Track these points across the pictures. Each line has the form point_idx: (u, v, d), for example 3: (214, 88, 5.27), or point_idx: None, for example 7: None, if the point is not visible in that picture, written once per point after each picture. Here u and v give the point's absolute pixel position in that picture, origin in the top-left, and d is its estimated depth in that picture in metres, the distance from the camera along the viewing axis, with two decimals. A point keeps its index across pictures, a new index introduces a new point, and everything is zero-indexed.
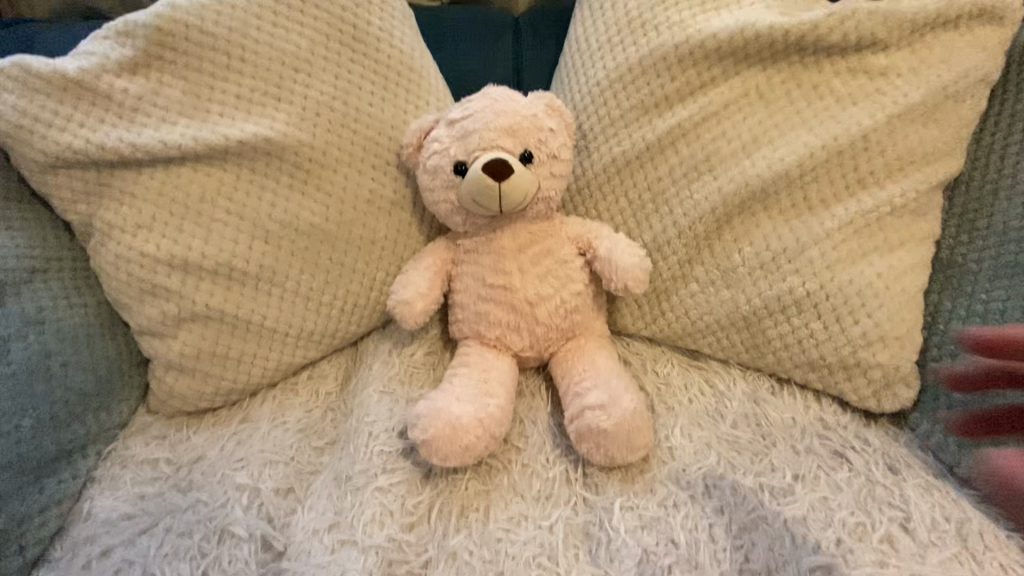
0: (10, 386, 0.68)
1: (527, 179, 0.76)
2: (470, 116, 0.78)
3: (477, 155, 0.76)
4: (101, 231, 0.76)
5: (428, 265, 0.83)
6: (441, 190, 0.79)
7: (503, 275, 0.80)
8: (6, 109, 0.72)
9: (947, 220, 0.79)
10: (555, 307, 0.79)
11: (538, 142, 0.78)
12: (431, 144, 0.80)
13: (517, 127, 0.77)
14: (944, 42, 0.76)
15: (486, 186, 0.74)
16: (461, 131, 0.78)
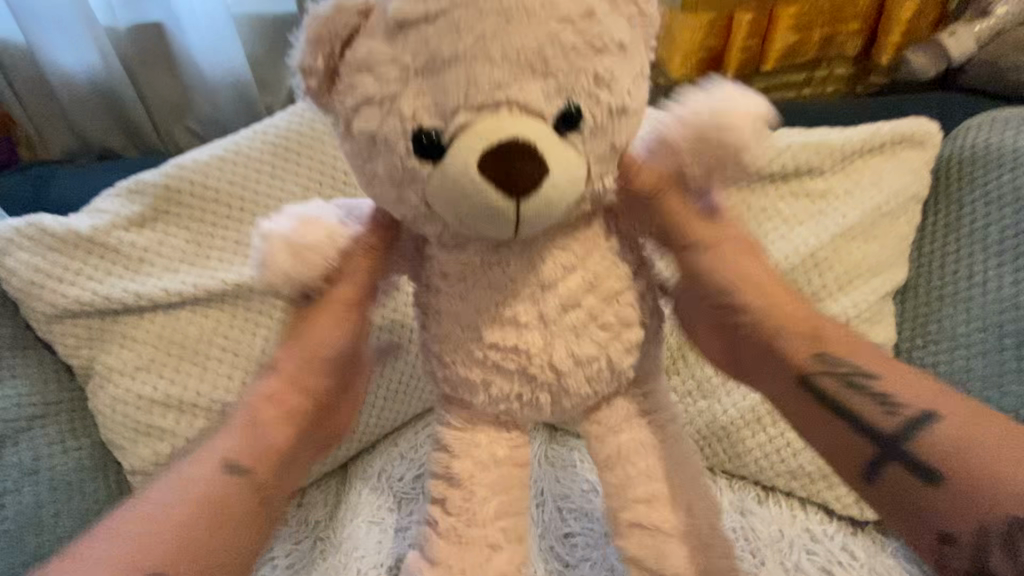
0: (8, 539, 0.72)
1: (560, 163, 0.47)
2: (445, 13, 0.45)
3: (461, 118, 0.46)
4: (100, 375, 0.79)
5: (303, 233, 0.55)
6: (394, 188, 0.51)
7: (513, 328, 0.57)
8: (20, 267, 0.77)
9: (902, 325, 0.84)
10: (587, 373, 0.59)
11: (588, 84, 0.48)
12: (360, 74, 0.48)
13: (544, 52, 0.46)
14: (874, 167, 0.85)
15: (485, 189, 0.46)
16: (422, 52, 0.45)
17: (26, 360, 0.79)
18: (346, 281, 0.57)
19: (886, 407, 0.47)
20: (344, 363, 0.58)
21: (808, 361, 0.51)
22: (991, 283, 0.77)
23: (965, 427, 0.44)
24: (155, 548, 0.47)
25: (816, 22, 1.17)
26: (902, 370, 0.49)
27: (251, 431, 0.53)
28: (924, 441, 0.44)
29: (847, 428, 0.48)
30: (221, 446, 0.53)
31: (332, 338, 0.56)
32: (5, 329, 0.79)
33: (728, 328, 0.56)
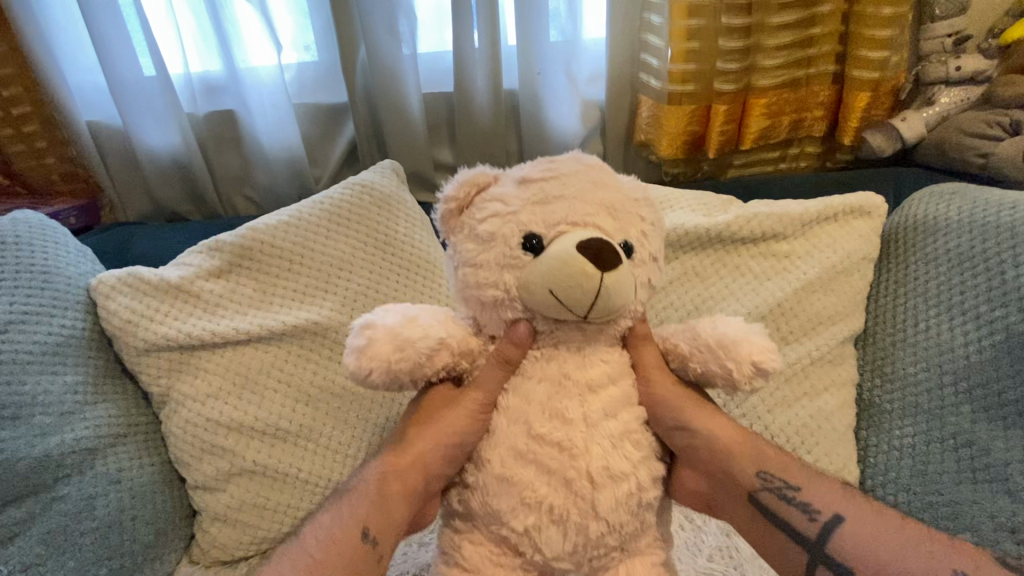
0: (93, 539, 0.83)
1: (629, 282, 0.63)
2: (557, 179, 0.67)
3: (558, 232, 0.63)
4: (175, 401, 0.94)
5: (436, 323, 0.68)
6: (495, 270, 0.64)
7: (562, 424, 0.63)
8: (119, 308, 0.94)
9: (863, 366, 0.98)
10: (619, 491, 0.62)
11: (640, 234, 0.67)
12: (490, 202, 0.67)
13: (615, 206, 0.66)
14: (830, 232, 1.01)
15: (579, 266, 0.59)
16: (541, 193, 0.65)
17: (113, 386, 0.94)
18: (478, 386, 0.68)
19: (809, 515, 0.70)
20: (461, 457, 0.69)
21: (758, 482, 0.72)
22: (932, 329, 0.90)
23: (880, 536, 0.67)
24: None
25: (784, 110, 1.37)
26: (819, 485, 0.72)
27: (379, 499, 0.71)
28: (834, 540, 0.68)
29: (778, 528, 0.71)
30: (360, 511, 0.71)
31: (461, 433, 0.67)
32: (100, 360, 0.93)
33: (707, 463, 0.71)
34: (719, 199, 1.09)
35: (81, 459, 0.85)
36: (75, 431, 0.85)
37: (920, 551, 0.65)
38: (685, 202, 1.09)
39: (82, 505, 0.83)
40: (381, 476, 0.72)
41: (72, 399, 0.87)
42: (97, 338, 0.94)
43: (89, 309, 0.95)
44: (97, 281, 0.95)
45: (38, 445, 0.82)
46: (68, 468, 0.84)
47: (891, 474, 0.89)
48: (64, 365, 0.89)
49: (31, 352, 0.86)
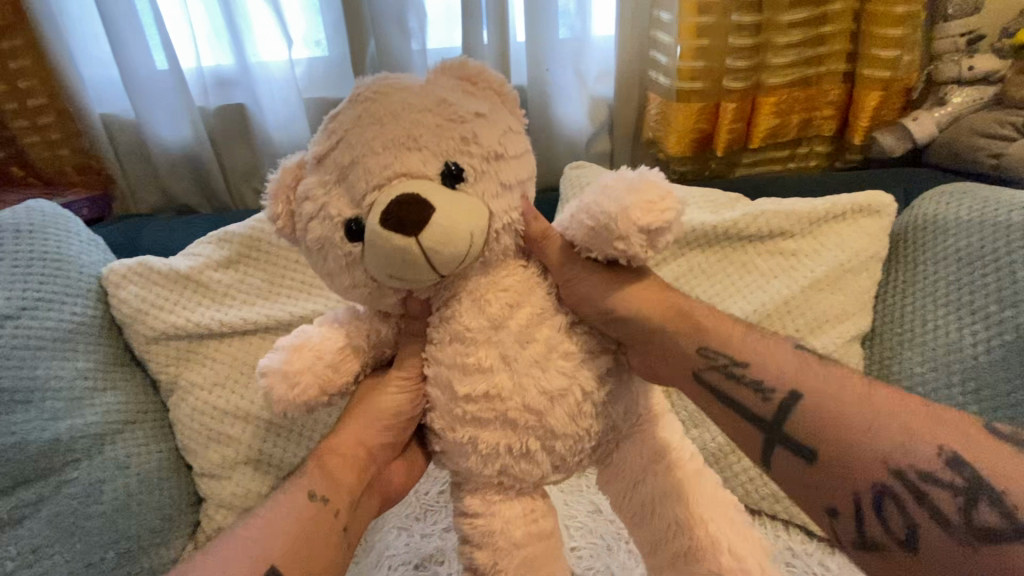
0: (101, 523, 0.84)
1: (460, 211, 0.56)
2: (342, 138, 0.60)
3: (370, 201, 0.57)
4: (183, 389, 0.95)
5: (328, 336, 0.67)
6: (344, 273, 0.61)
7: (480, 374, 0.60)
8: (129, 296, 0.95)
9: (870, 365, 0.97)
10: (567, 405, 0.59)
11: (460, 142, 0.59)
12: (303, 200, 0.61)
13: (415, 132, 0.58)
14: (837, 231, 1.00)
15: (390, 242, 0.54)
16: (334, 169, 0.59)
17: (122, 374, 0.95)
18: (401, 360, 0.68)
19: (763, 395, 0.60)
20: (403, 424, 0.71)
21: (697, 359, 0.64)
22: (941, 329, 0.90)
23: (842, 412, 0.56)
24: (273, 547, 0.63)
25: (793, 109, 1.36)
26: (769, 354, 0.63)
27: (322, 472, 0.70)
28: (792, 422, 0.58)
29: (736, 412, 0.62)
30: (302, 481, 0.70)
31: (393, 406, 0.69)
32: (110, 348, 0.95)
33: (649, 344, 0.64)
34: (726, 197, 1.09)
35: (91, 444, 0.86)
36: (85, 416, 0.87)
37: (893, 429, 0.54)
38: (692, 198, 1.09)
39: (90, 489, 0.84)
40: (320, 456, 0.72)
41: (82, 385, 0.88)
42: (107, 326, 0.96)
43: (99, 298, 0.96)
44: (107, 270, 0.96)
45: (49, 430, 0.83)
46: (78, 452, 0.85)
47: None
48: (75, 351, 0.90)
49: (43, 337, 0.87)
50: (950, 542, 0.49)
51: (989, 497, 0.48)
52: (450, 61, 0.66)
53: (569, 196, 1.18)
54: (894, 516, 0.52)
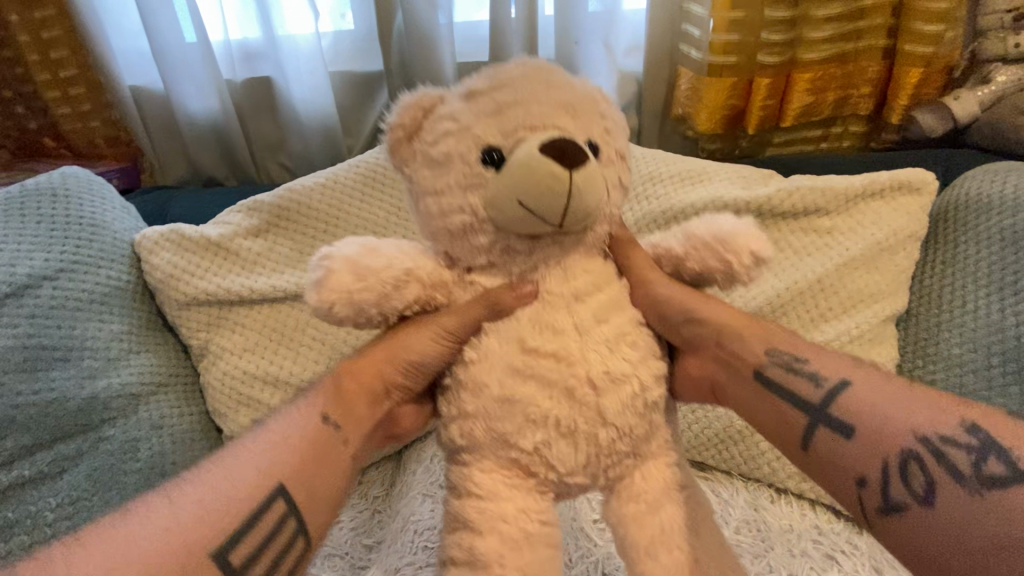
0: (138, 479, 0.86)
1: (599, 177, 0.59)
2: (510, 83, 0.61)
3: (522, 137, 0.58)
4: (213, 354, 0.96)
5: (401, 252, 0.64)
6: (456, 194, 0.60)
7: (551, 335, 0.59)
8: (162, 262, 0.96)
9: (904, 347, 0.95)
10: (625, 393, 0.59)
11: (602, 130, 0.63)
12: (443, 122, 0.62)
13: (575, 104, 0.61)
14: (874, 209, 0.97)
15: (547, 168, 0.55)
16: (492, 104, 0.60)
17: (155, 338, 0.97)
18: (449, 312, 0.63)
19: (816, 382, 0.61)
20: (426, 375, 0.66)
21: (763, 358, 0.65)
22: (981, 311, 0.87)
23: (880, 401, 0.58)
24: (285, 464, 0.60)
25: (829, 86, 1.32)
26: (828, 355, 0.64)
27: (339, 396, 0.67)
28: (837, 401, 0.59)
29: (787, 399, 0.62)
30: (318, 401, 0.66)
31: (423, 356, 0.64)
32: (143, 312, 0.96)
33: (717, 352, 0.68)
34: (758, 174, 1.06)
35: (126, 404, 0.88)
36: (121, 376, 0.89)
37: (926, 407, 0.54)
38: (725, 174, 1.06)
39: (127, 446, 0.87)
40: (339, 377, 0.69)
41: (117, 347, 0.90)
42: (140, 290, 0.97)
43: (133, 263, 0.98)
44: (140, 236, 0.97)
45: (86, 387, 0.85)
46: (115, 411, 0.87)
47: None
48: (110, 314, 0.92)
49: (80, 298, 0.89)
50: (967, 497, 0.48)
51: (1002, 456, 0.49)
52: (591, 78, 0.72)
53: None
54: (916, 477, 0.51)
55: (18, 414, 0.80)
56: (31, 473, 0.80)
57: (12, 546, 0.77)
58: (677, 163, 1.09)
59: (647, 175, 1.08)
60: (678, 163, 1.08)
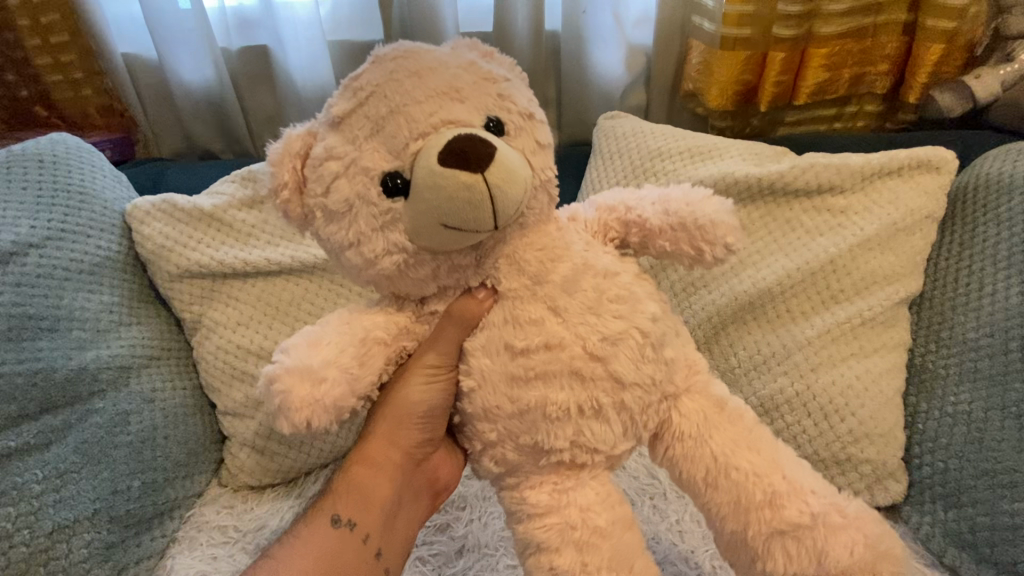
0: (128, 452, 0.85)
1: (513, 157, 0.52)
2: (374, 92, 0.54)
3: (417, 147, 0.51)
4: (207, 327, 0.94)
5: (344, 330, 0.58)
6: (376, 238, 0.53)
7: (533, 326, 0.55)
8: (154, 233, 0.93)
9: (916, 331, 0.92)
10: (630, 349, 0.54)
11: (498, 98, 0.55)
12: (322, 163, 0.54)
13: (457, 84, 0.54)
14: (892, 187, 0.93)
15: (454, 180, 0.49)
16: (367, 123, 0.53)
17: (147, 311, 0.94)
18: (427, 349, 0.61)
19: None
20: (439, 415, 0.66)
21: None
22: (1001, 294, 0.84)
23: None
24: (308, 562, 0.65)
25: (845, 62, 1.27)
26: None
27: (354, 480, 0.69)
28: None
29: None
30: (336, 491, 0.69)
31: (425, 398, 0.63)
32: (134, 284, 0.94)
33: None
34: (772, 150, 1.02)
35: (116, 376, 0.87)
36: (111, 348, 0.87)
37: None
38: (737, 150, 1.02)
39: (117, 419, 0.85)
40: (348, 469, 0.71)
41: (107, 318, 0.88)
42: (131, 262, 0.95)
43: (124, 233, 0.95)
44: (131, 206, 0.95)
45: (74, 358, 0.83)
46: (104, 383, 0.85)
47: (940, 441, 0.85)
48: (101, 285, 0.89)
49: (68, 268, 0.87)
50: None
51: None
52: (462, 38, 0.63)
53: (606, 146, 1.10)
54: None
55: (4, 384, 0.78)
56: (18, 445, 0.78)
57: None
58: (686, 139, 1.05)
59: (655, 150, 1.04)
60: (687, 139, 1.05)
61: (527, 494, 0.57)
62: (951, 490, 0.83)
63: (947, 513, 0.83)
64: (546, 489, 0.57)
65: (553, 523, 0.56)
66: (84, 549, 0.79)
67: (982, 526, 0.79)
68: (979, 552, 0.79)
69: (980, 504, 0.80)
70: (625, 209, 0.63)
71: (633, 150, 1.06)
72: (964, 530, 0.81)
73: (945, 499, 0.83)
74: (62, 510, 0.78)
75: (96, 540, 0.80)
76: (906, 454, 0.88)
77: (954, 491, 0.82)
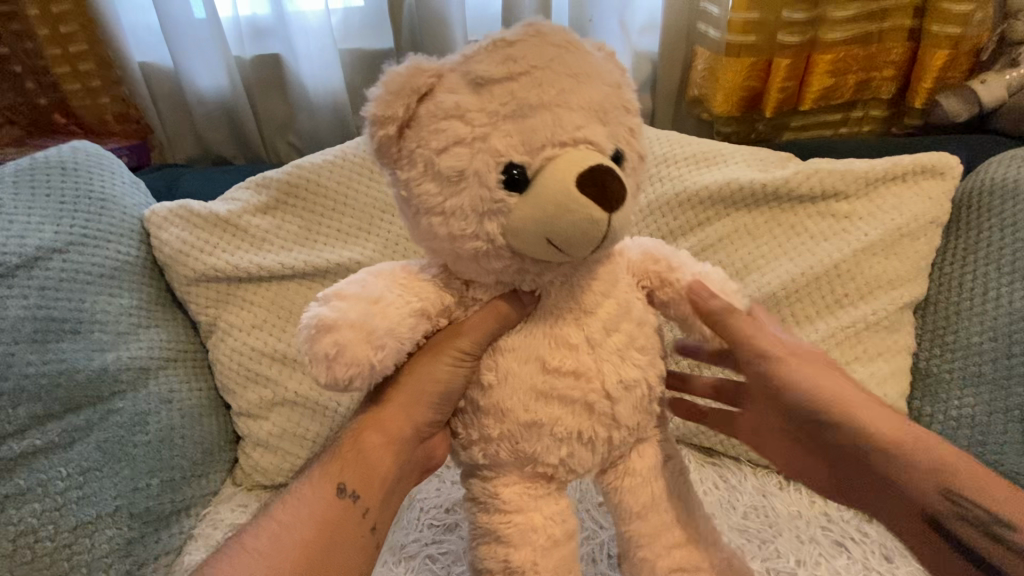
0: (147, 451, 0.87)
1: (628, 199, 0.56)
2: (529, 73, 0.53)
3: (552, 157, 0.53)
4: (221, 330, 0.96)
5: (402, 297, 0.58)
6: (472, 223, 0.54)
7: (566, 350, 0.57)
8: (172, 238, 0.96)
9: (921, 335, 0.93)
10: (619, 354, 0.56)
11: (629, 131, 0.58)
12: (448, 120, 0.53)
13: (604, 105, 0.56)
14: (895, 193, 0.94)
15: (585, 207, 0.51)
16: (511, 100, 0.53)
17: (164, 314, 0.97)
18: (463, 331, 0.60)
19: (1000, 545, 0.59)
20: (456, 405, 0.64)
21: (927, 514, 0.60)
22: (1005, 298, 0.85)
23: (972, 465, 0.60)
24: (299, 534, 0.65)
25: (850, 68, 1.28)
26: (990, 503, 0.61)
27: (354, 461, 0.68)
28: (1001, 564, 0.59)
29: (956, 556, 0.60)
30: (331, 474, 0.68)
31: (447, 382, 0.61)
32: (152, 288, 0.97)
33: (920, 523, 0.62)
34: (777, 156, 1.03)
35: (135, 377, 0.89)
36: (130, 350, 0.89)
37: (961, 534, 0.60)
38: (741, 156, 1.04)
39: (136, 418, 0.88)
40: (355, 439, 0.69)
41: (127, 321, 0.91)
42: (149, 266, 0.97)
43: (142, 238, 0.98)
44: (150, 212, 0.97)
45: (96, 359, 0.86)
46: (124, 383, 0.88)
47: None
48: (120, 288, 0.92)
49: (90, 271, 0.89)
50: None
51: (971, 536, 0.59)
52: (596, 43, 0.63)
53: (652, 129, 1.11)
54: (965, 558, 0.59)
55: (30, 383, 0.80)
56: (43, 443, 0.80)
57: (24, 514, 0.77)
58: (691, 145, 1.06)
59: (660, 156, 1.06)
60: (692, 145, 1.06)
61: (499, 491, 0.60)
62: None
63: None
64: (516, 490, 0.60)
65: (519, 522, 0.59)
66: (105, 544, 0.81)
67: None
68: None
69: None
70: (666, 266, 0.65)
71: None
72: None
73: None
74: (84, 507, 0.80)
75: (116, 536, 0.82)
76: None
77: None
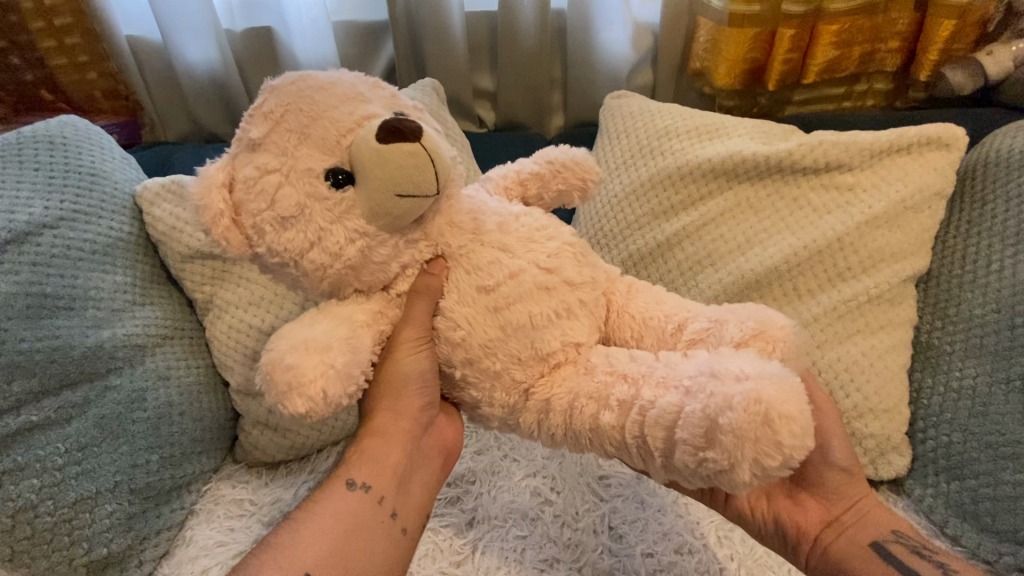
0: (145, 428, 0.87)
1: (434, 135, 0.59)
2: (283, 114, 0.57)
3: (348, 141, 0.56)
4: (218, 307, 0.94)
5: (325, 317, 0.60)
6: (335, 229, 0.56)
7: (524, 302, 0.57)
8: (163, 215, 0.94)
9: (922, 308, 0.93)
10: None
11: (394, 98, 0.62)
12: (261, 183, 0.56)
13: (357, 89, 0.60)
14: (900, 164, 0.92)
15: (397, 150, 0.54)
16: (291, 136, 0.57)
17: (160, 291, 0.95)
18: (403, 326, 0.63)
19: None
20: (431, 380, 0.68)
21: None
22: (1008, 270, 0.85)
23: None
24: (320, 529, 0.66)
25: (855, 40, 1.25)
26: None
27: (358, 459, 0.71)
28: None
29: None
30: None
31: (413, 369, 0.65)
32: (147, 266, 0.94)
33: None
34: (780, 129, 1.01)
35: (132, 354, 0.88)
36: (127, 327, 0.88)
37: None
38: (744, 129, 1.02)
39: (134, 396, 0.86)
40: None
41: (122, 298, 0.89)
42: (143, 243, 0.95)
43: (134, 215, 0.95)
44: (141, 188, 0.95)
45: (91, 335, 0.85)
46: (121, 360, 0.87)
47: (945, 415, 0.86)
48: (113, 265, 0.90)
49: (83, 248, 0.88)
50: None
51: None
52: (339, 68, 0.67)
53: (612, 124, 1.11)
54: None
55: (24, 360, 0.80)
56: (39, 419, 0.80)
57: (23, 490, 0.77)
58: (693, 118, 1.04)
59: (663, 129, 1.04)
60: (693, 118, 1.04)
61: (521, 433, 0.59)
62: (954, 463, 0.85)
63: (949, 485, 0.85)
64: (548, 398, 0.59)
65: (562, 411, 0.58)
66: (106, 519, 0.82)
67: (983, 498, 0.81)
68: (981, 522, 0.82)
69: (982, 476, 0.82)
70: (516, 171, 0.72)
71: (639, 129, 1.06)
72: (966, 501, 0.83)
73: (947, 471, 0.85)
74: (84, 482, 0.81)
75: (118, 511, 0.83)
76: (911, 428, 0.90)
77: (958, 463, 0.84)
